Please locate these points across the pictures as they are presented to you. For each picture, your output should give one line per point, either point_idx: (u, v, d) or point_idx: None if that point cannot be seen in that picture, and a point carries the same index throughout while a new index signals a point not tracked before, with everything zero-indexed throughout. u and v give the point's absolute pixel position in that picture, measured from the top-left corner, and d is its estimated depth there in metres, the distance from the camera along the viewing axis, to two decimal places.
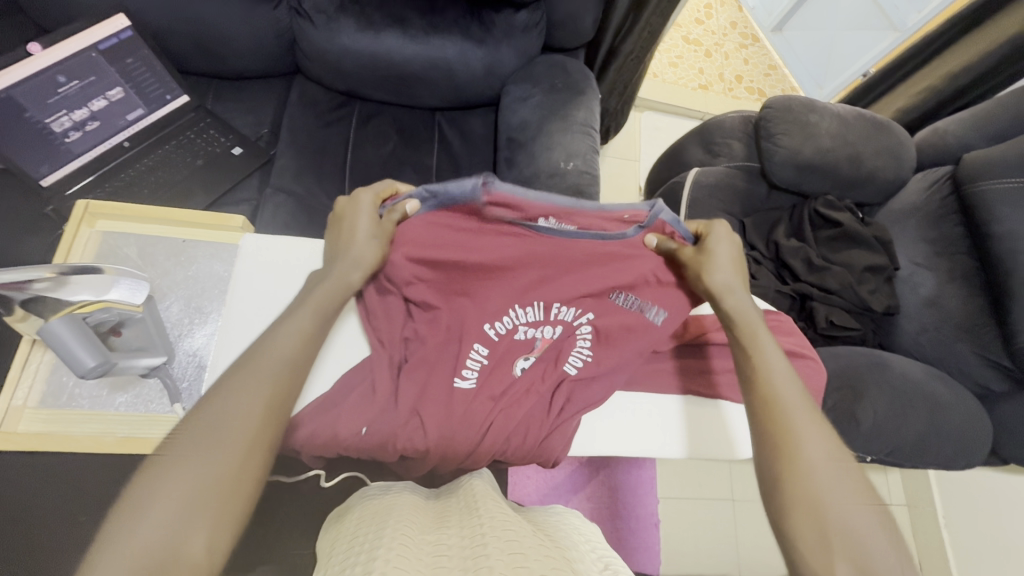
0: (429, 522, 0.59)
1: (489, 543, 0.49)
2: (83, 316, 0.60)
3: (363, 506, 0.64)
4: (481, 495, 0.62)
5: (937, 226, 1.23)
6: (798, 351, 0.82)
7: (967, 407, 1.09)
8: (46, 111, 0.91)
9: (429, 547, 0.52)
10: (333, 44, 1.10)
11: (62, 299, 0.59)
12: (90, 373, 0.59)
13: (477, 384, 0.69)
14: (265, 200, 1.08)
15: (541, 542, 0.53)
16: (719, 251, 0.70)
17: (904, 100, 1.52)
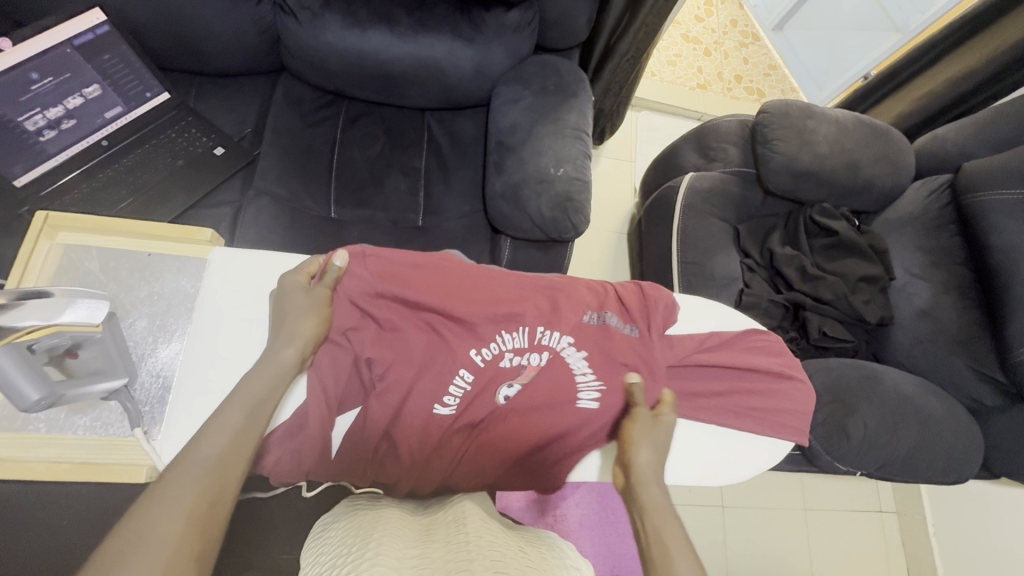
0: (415, 537, 0.57)
1: (475, 559, 0.47)
2: (30, 343, 0.56)
3: (348, 520, 0.62)
4: (471, 511, 0.61)
5: (935, 236, 1.21)
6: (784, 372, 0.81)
7: (958, 422, 1.08)
8: (18, 109, 0.88)
9: (413, 559, 0.50)
10: (318, 41, 1.07)
11: (6, 326, 0.54)
12: (35, 407, 0.56)
13: (455, 410, 0.68)
14: (247, 203, 1.05)
15: (534, 564, 0.51)
16: (657, 434, 0.65)
17: (904, 104, 1.49)
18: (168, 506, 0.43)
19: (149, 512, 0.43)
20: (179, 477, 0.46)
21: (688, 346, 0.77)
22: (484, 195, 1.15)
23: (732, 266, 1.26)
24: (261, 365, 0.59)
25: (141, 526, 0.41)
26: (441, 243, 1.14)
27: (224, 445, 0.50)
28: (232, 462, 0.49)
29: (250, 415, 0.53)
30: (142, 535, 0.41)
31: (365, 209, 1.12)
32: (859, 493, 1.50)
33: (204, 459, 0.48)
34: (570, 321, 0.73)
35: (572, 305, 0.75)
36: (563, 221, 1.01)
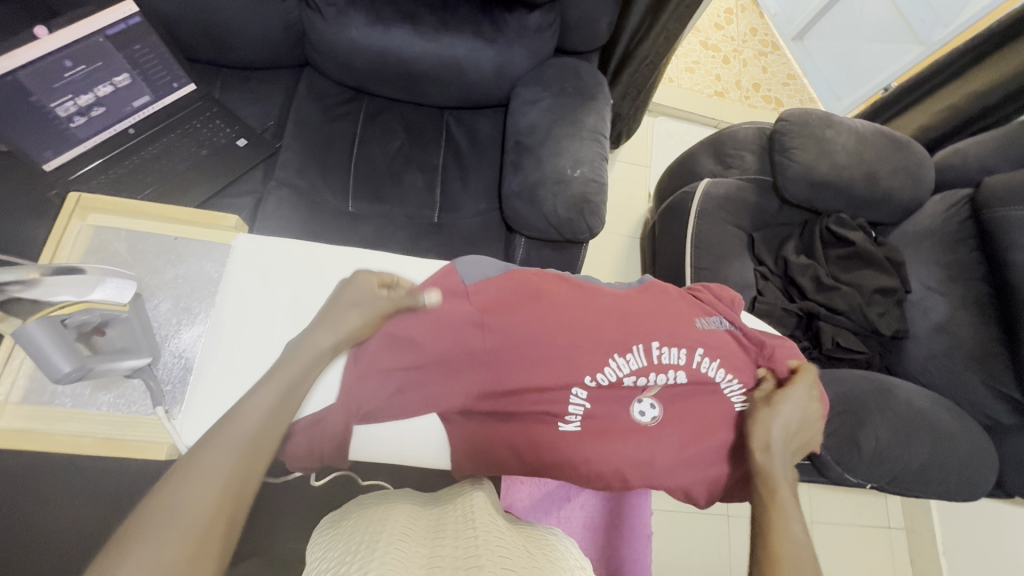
0: (424, 534, 0.58)
1: (484, 553, 0.48)
2: (63, 318, 0.57)
3: (358, 518, 0.63)
4: (480, 505, 0.62)
5: (953, 250, 1.20)
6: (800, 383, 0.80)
7: (972, 439, 1.06)
8: (51, 95, 0.90)
9: (424, 553, 0.52)
10: (341, 38, 1.09)
11: (40, 300, 0.56)
12: (65, 378, 0.57)
13: (581, 428, 0.70)
14: (268, 193, 1.07)
15: (540, 562, 0.52)
16: (782, 409, 0.69)
17: (925, 117, 1.48)
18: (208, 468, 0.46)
19: (189, 472, 0.46)
20: (219, 443, 0.48)
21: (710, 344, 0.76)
22: (500, 194, 1.16)
23: (746, 273, 1.26)
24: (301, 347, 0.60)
25: (184, 484, 0.45)
26: (456, 241, 1.14)
27: (263, 417, 0.52)
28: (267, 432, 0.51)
29: (289, 392, 0.55)
30: (183, 494, 0.44)
31: (382, 203, 1.14)
32: (868, 508, 1.48)
33: (244, 429, 0.50)
34: (682, 336, 0.74)
35: (679, 321, 0.76)
36: (579, 222, 1.01)
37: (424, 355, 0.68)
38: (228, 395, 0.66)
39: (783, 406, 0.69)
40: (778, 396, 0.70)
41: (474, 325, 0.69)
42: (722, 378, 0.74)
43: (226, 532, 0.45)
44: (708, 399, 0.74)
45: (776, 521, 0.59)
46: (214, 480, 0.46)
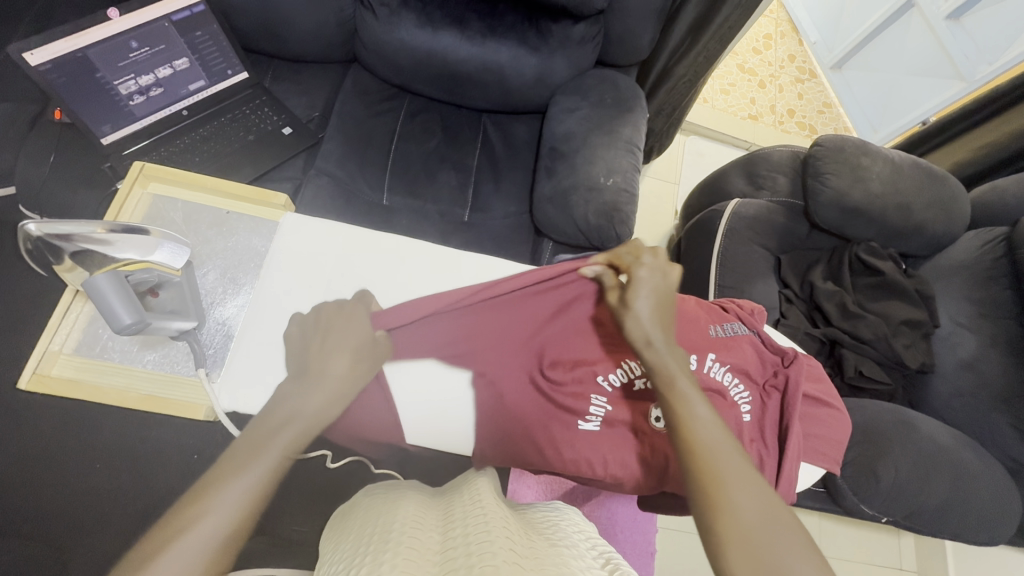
0: (435, 521, 0.59)
1: (494, 535, 0.49)
2: (125, 275, 0.63)
3: (369, 508, 0.64)
4: (485, 491, 0.63)
5: (986, 287, 1.17)
6: (821, 399, 0.79)
7: (994, 479, 1.04)
8: (115, 73, 0.95)
9: (438, 543, 0.52)
10: (390, 37, 1.13)
11: (109, 255, 0.62)
12: (124, 330, 0.61)
13: (601, 426, 0.72)
14: (307, 181, 1.10)
15: (549, 546, 0.53)
16: (637, 293, 0.64)
17: (964, 152, 1.46)
18: (227, 499, 0.47)
19: (213, 497, 0.47)
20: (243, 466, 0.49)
21: (740, 354, 0.77)
22: (531, 198, 1.18)
23: (770, 295, 1.26)
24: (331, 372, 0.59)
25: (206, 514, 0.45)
26: (484, 240, 1.16)
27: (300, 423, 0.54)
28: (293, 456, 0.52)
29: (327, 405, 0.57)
30: (208, 520, 0.45)
31: (416, 198, 1.17)
32: (879, 547, 1.44)
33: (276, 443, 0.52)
34: (693, 343, 0.75)
35: (695, 329, 0.77)
36: (608, 230, 1.03)
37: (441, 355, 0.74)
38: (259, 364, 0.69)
39: (640, 293, 0.65)
40: (630, 294, 0.65)
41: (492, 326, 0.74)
42: (731, 384, 0.74)
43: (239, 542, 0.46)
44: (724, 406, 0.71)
45: (681, 416, 0.55)
46: (248, 491, 0.48)
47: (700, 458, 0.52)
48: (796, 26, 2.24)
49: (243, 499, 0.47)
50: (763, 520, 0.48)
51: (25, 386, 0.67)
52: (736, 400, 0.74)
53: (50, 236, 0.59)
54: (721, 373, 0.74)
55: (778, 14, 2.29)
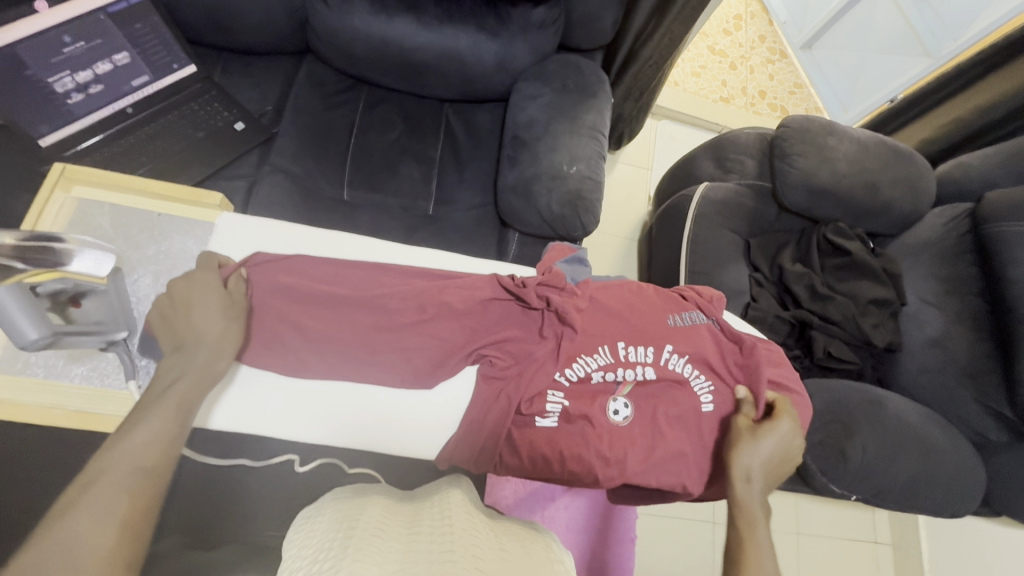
0: (401, 528, 0.58)
1: (458, 551, 0.48)
2: (35, 286, 0.61)
3: (336, 510, 0.62)
4: (455, 502, 0.62)
5: (950, 264, 1.18)
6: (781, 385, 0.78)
7: (960, 454, 1.05)
8: (49, 70, 0.90)
9: (400, 554, 0.50)
10: (343, 25, 1.08)
11: (15, 266, 0.58)
12: (34, 343, 0.61)
13: (557, 424, 0.69)
14: (262, 177, 1.06)
15: (515, 558, 0.52)
16: (763, 442, 0.65)
17: (931, 129, 1.47)
18: (74, 532, 0.44)
19: (60, 524, 0.44)
20: (99, 487, 0.47)
21: (704, 343, 0.76)
22: (495, 189, 1.15)
23: (740, 279, 1.25)
24: (191, 375, 0.57)
25: (54, 543, 0.43)
26: (450, 233, 1.14)
27: (149, 443, 0.51)
28: (163, 470, 0.51)
29: (184, 421, 0.55)
30: (54, 555, 0.42)
31: (377, 193, 1.13)
32: (854, 521, 1.47)
33: (130, 470, 0.49)
34: (650, 333, 0.74)
35: (651, 319, 0.76)
36: (572, 219, 1.01)
37: (380, 345, 0.69)
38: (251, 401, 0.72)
39: (760, 443, 0.65)
40: (760, 435, 0.66)
41: (443, 324, 0.70)
42: (691, 375, 0.73)
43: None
44: (677, 392, 0.72)
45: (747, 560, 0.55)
46: (113, 521, 0.45)
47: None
48: (765, 6, 2.23)
49: (101, 521, 0.45)
50: None
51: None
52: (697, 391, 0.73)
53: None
54: (680, 364, 0.74)
55: None
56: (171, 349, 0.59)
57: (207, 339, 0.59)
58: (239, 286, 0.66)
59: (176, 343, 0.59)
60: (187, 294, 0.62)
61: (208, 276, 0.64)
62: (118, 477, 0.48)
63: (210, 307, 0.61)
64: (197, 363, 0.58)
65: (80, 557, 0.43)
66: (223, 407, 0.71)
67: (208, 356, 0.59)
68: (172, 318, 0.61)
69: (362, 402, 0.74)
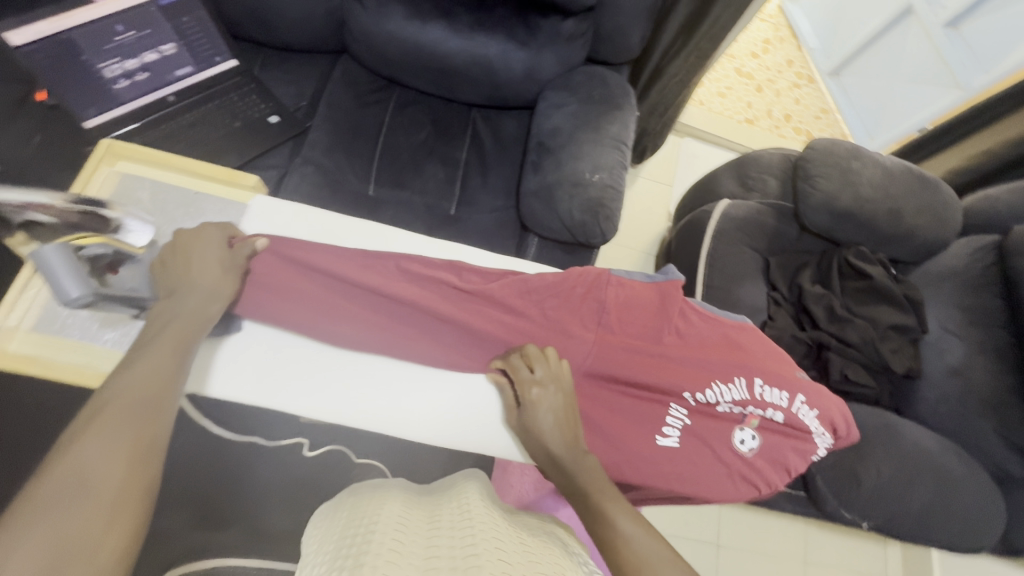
0: (421, 521, 0.59)
1: (480, 546, 0.49)
2: (78, 248, 0.63)
3: (353, 506, 0.62)
4: (473, 500, 0.62)
5: (975, 295, 1.16)
6: (828, 432, 0.73)
7: (978, 488, 1.02)
8: (100, 56, 0.95)
9: (422, 547, 0.51)
10: (379, 28, 1.12)
11: (64, 229, 0.61)
12: (72, 303, 0.61)
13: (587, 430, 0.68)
14: (292, 168, 1.10)
15: (534, 553, 0.52)
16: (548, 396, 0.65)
17: (958, 160, 1.45)
18: (88, 457, 0.45)
19: (73, 451, 0.45)
20: (102, 420, 0.48)
21: (755, 377, 0.69)
22: (518, 193, 1.17)
23: (758, 297, 1.24)
24: (181, 318, 0.59)
25: (68, 467, 0.44)
26: (470, 234, 1.16)
27: (148, 376, 0.53)
28: (165, 403, 0.52)
29: (181, 358, 0.57)
30: (70, 479, 0.44)
31: (402, 190, 1.16)
32: (865, 555, 1.43)
33: (136, 401, 0.51)
34: (701, 362, 0.69)
35: (702, 349, 0.71)
36: (592, 225, 1.01)
37: (404, 328, 0.71)
38: (259, 370, 0.72)
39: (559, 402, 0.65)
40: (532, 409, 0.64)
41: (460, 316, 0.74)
42: (741, 410, 0.68)
43: (139, 505, 0.46)
44: (719, 424, 0.69)
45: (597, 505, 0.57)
46: (123, 451, 0.47)
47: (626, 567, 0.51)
48: (794, 31, 2.24)
49: (111, 446, 0.46)
50: None
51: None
52: (740, 423, 0.69)
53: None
54: (729, 398, 0.68)
55: (777, 19, 2.29)
56: (166, 297, 0.61)
57: (198, 286, 0.62)
58: (244, 248, 0.67)
59: (172, 291, 0.62)
60: (188, 245, 0.65)
61: (207, 231, 0.67)
62: (124, 410, 0.49)
63: (208, 259, 0.64)
64: (191, 307, 0.60)
65: (95, 485, 0.44)
66: (223, 369, 0.71)
67: (200, 301, 0.61)
68: (168, 266, 0.63)
69: (370, 379, 0.74)
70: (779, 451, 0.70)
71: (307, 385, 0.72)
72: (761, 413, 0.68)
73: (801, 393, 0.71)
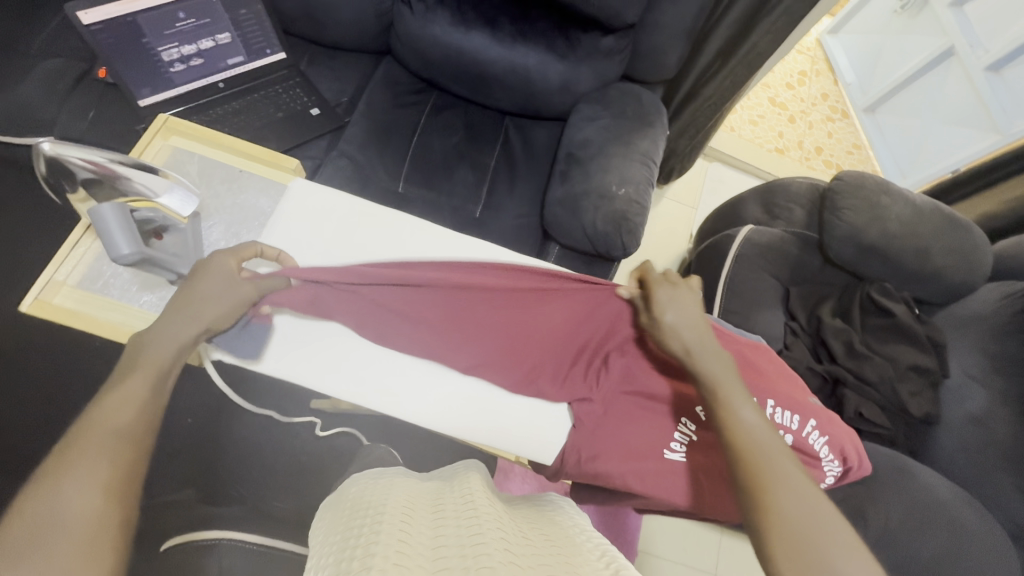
0: (424, 510, 0.59)
1: (489, 538, 0.50)
2: (132, 210, 0.68)
3: (354, 501, 0.61)
4: (478, 492, 0.63)
5: (1001, 341, 1.13)
6: (839, 460, 0.71)
7: (993, 543, 0.99)
8: (160, 40, 1.01)
9: (429, 538, 0.51)
10: (424, 32, 1.16)
11: (119, 188, 0.68)
12: (123, 259, 0.63)
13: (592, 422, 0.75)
14: (328, 161, 1.14)
15: (538, 546, 0.53)
16: (677, 296, 0.72)
17: (992, 205, 1.43)
18: (56, 499, 0.43)
19: (42, 493, 0.43)
20: (74, 458, 0.45)
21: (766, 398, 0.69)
22: (543, 201, 1.19)
23: (776, 325, 1.24)
24: (159, 347, 0.56)
25: (36, 515, 0.42)
26: (493, 238, 1.18)
27: (125, 413, 0.50)
28: (141, 434, 0.50)
29: (157, 388, 0.53)
30: (41, 526, 0.41)
31: (430, 190, 1.19)
32: None
33: (111, 434, 0.48)
34: None
35: None
36: (614, 238, 1.03)
37: (427, 318, 0.76)
38: (285, 344, 0.74)
39: (684, 299, 0.72)
40: (658, 309, 0.71)
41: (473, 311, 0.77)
42: None
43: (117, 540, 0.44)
44: None
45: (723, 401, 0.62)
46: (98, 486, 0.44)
47: (753, 458, 0.56)
48: (832, 65, 2.24)
49: (85, 486, 0.44)
50: (809, 517, 0.51)
51: (26, 309, 0.70)
52: None
53: (61, 157, 0.63)
54: None
55: (815, 52, 2.29)
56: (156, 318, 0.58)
57: (195, 306, 0.59)
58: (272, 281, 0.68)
59: (170, 308, 0.59)
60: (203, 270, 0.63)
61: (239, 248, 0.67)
62: (93, 443, 0.47)
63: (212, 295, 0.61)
64: (172, 330, 0.57)
65: (70, 528, 0.42)
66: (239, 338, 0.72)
67: (185, 322, 0.58)
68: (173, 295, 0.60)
69: (391, 366, 0.76)
70: None
71: (329, 368, 0.74)
72: None
73: (812, 418, 0.70)
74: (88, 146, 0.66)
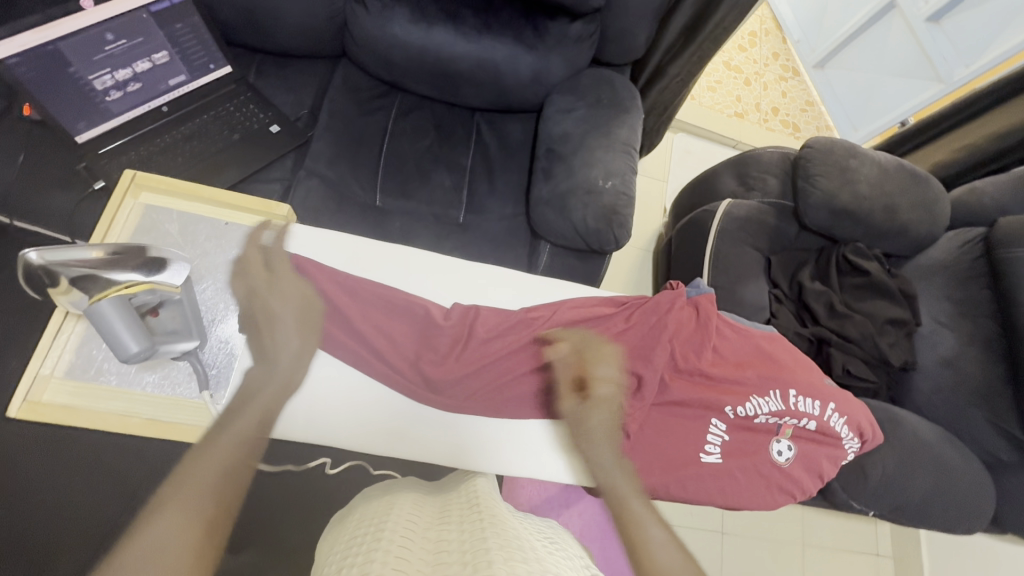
0: (428, 518, 0.57)
1: (490, 539, 0.48)
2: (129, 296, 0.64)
3: (359, 512, 0.57)
4: (483, 497, 0.61)
5: (964, 287, 1.22)
6: (858, 437, 0.82)
7: (973, 474, 1.09)
8: (89, 68, 0.89)
9: (430, 545, 0.49)
10: (382, 32, 1.09)
11: (109, 278, 0.63)
12: (133, 356, 0.65)
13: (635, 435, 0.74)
14: (298, 181, 1.07)
15: (546, 549, 0.51)
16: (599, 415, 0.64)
17: (946, 152, 1.50)
18: (156, 531, 0.41)
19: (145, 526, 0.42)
20: (181, 485, 0.45)
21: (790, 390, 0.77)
22: (527, 200, 1.17)
23: (761, 295, 1.28)
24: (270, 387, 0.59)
25: (145, 542, 0.41)
26: (480, 243, 1.15)
27: (227, 449, 0.50)
28: (244, 471, 0.49)
29: (261, 424, 0.54)
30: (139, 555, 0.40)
31: (408, 200, 1.14)
32: (859, 535, 1.50)
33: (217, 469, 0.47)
34: (740, 382, 0.76)
35: (736, 366, 0.78)
36: (606, 233, 1.02)
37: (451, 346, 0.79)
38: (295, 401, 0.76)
39: (601, 418, 0.63)
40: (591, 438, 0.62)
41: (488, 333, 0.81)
42: (779, 420, 0.75)
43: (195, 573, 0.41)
44: (760, 436, 0.76)
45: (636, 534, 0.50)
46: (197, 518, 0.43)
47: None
48: (779, 23, 2.27)
49: (181, 518, 0.43)
50: None
51: (17, 414, 0.66)
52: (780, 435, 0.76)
53: (53, 263, 0.61)
54: (767, 413, 0.75)
55: (762, 11, 2.31)
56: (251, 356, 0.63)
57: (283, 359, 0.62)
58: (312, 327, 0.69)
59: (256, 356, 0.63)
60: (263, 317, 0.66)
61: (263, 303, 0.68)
62: (192, 480, 0.46)
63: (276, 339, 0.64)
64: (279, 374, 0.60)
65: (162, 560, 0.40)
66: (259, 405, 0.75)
67: (278, 377, 0.60)
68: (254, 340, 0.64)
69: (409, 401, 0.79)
70: (814, 458, 0.77)
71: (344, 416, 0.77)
72: (799, 421, 0.76)
73: (831, 402, 0.78)
74: (71, 244, 0.62)
